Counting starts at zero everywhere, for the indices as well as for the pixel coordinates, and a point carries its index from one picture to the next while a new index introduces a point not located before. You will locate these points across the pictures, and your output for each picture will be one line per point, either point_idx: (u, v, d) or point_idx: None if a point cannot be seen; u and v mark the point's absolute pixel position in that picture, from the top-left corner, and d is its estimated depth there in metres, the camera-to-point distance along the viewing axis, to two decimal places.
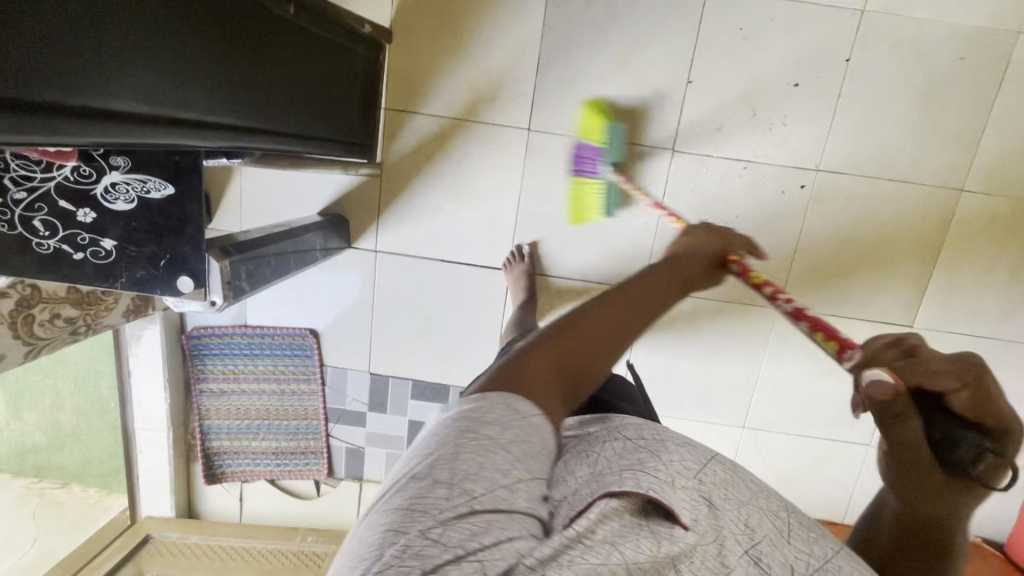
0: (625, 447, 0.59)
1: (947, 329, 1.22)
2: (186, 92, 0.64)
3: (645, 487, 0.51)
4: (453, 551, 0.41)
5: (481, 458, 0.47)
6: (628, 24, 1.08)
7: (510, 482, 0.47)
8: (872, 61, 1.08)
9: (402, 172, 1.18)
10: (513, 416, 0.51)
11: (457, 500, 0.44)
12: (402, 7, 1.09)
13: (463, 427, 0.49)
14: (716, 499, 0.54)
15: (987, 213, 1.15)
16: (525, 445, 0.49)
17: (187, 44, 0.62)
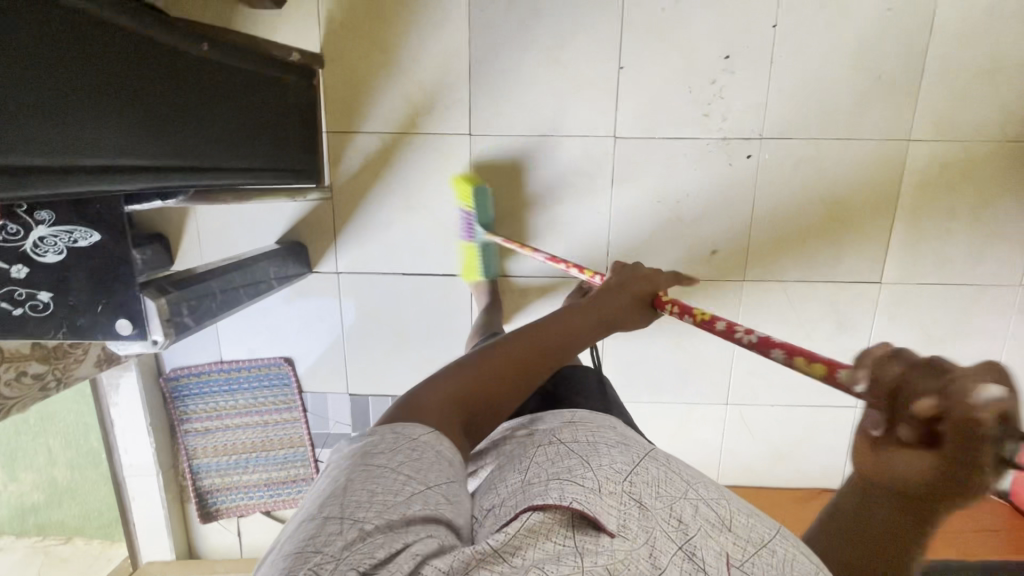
0: (561, 450, 0.55)
1: (917, 281, 1.21)
2: (93, 137, 0.66)
3: (567, 498, 0.47)
4: (347, 573, 0.39)
5: (375, 484, 0.46)
6: (552, 19, 1.09)
7: (406, 499, 0.46)
8: (798, 23, 1.08)
9: (353, 191, 1.19)
10: (420, 443, 0.50)
11: (350, 527, 0.43)
12: (329, 31, 1.10)
13: (357, 462, 0.48)
14: (651, 499, 0.49)
15: (939, 159, 1.14)
16: (420, 463, 0.49)
17: (83, 90, 0.64)
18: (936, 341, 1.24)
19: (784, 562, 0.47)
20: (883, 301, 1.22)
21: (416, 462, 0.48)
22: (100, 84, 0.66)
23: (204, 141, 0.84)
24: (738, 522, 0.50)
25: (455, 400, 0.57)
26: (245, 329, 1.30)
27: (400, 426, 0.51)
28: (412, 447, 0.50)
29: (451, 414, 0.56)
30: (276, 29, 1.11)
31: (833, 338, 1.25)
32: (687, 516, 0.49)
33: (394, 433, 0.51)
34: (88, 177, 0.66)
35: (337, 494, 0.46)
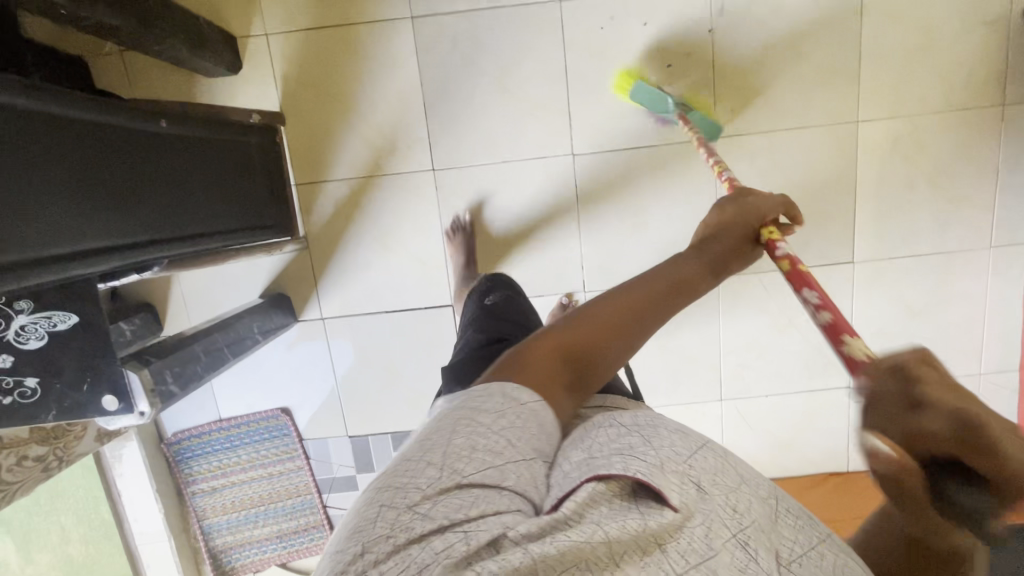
0: (620, 429, 0.56)
1: (888, 255, 1.22)
2: (64, 231, 0.68)
3: (633, 469, 0.48)
4: (439, 521, 0.43)
5: (473, 441, 0.49)
6: (497, 51, 1.13)
7: (502, 460, 0.49)
8: (733, 25, 1.12)
9: (328, 238, 1.22)
10: (525, 409, 0.53)
11: (446, 479, 0.46)
12: (286, 89, 1.15)
13: (463, 415, 0.51)
14: (711, 485, 0.50)
15: (889, 134, 1.17)
16: (518, 430, 0.51)
17: (47, 188, 0.66)
18: (917, 312, 1.25)
19: (831, 566, 0.48)
20: (860, 279, 1.24)
21: (514, 427, 0.51)
22: (66, 177, 0.69)
23: (175, 212, 0.87)
24: (782, 521, 0.51)
25: (556, 363, 0.57)
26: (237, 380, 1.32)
27: (509, 389, 0.54)
28: (518, 412, 0.52)
29: (561, 371, 0.57)
30: (235, 93, 1.15)
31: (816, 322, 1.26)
32: (743, 508, 0.50)
33: (502, 393, 0.53)
34: (55, 268, 0.67)
35: (438, 442, 0.49)
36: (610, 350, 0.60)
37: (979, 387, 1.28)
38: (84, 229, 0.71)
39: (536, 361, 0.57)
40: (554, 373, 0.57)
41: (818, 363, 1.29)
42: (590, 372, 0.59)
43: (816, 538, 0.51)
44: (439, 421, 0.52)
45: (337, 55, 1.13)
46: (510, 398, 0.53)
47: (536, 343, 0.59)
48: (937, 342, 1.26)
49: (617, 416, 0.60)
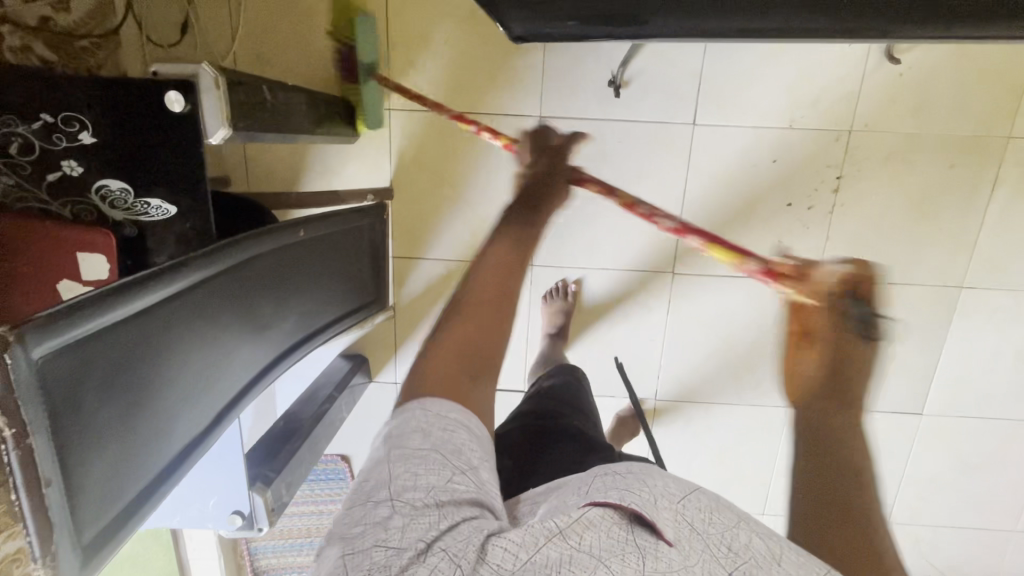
0: (615, 473, 0.53)
1: (956, 413, 1.25)
2: (228, 375, 0.67)
3: (628, 501, 0.47)
4: (414, 547, 0.44)
5: (413, 466, 0.50)
6: (620, 163, 1.11)
7: (445, 478, 0.49)
8: (863, 177, 1.10)
9: (415, 311, 1.23)
10: (451, 420, 0.55)
11: (407, 511, 0.47)
12: (399, 165, 1.13)
13: (393, 446, 0.53)
14: (706, 526, 0.47)
15: (991, 305, 1.16)
16: (446, 441, 0.53)
17: (220, 338, 0.64)
18: (971, 468, 1.28)
19: None
20: (924, 430, 1.26)
21: (447, 442, 0.52)
22: (230, 320, 0.67)
23: (295, 318, 0.86)
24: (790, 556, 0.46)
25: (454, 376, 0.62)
26: (281, 400, 1.28)
27: (427, 403, 0.57)
28: (443, 424, 0.55)
29: (455, 384, 0.61)
30: (348, 160, 1.13)
31: None
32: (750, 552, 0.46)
33: (439, 415, 0.55)
34: (225, 416, 0.66)
35: (381, 480, 0.50)
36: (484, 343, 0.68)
37: (1014, 543, 1.33)
38: (238, 367, 0.70)
39: (429, 386, 0.60)
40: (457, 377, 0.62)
41: None
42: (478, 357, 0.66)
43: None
44: (374, 461, 0.52)
45: (458, 139, 1.11)
46: (431, 410, 0.56)
47: (420, 370, 0.63)
48: (981, 498, 1.30)
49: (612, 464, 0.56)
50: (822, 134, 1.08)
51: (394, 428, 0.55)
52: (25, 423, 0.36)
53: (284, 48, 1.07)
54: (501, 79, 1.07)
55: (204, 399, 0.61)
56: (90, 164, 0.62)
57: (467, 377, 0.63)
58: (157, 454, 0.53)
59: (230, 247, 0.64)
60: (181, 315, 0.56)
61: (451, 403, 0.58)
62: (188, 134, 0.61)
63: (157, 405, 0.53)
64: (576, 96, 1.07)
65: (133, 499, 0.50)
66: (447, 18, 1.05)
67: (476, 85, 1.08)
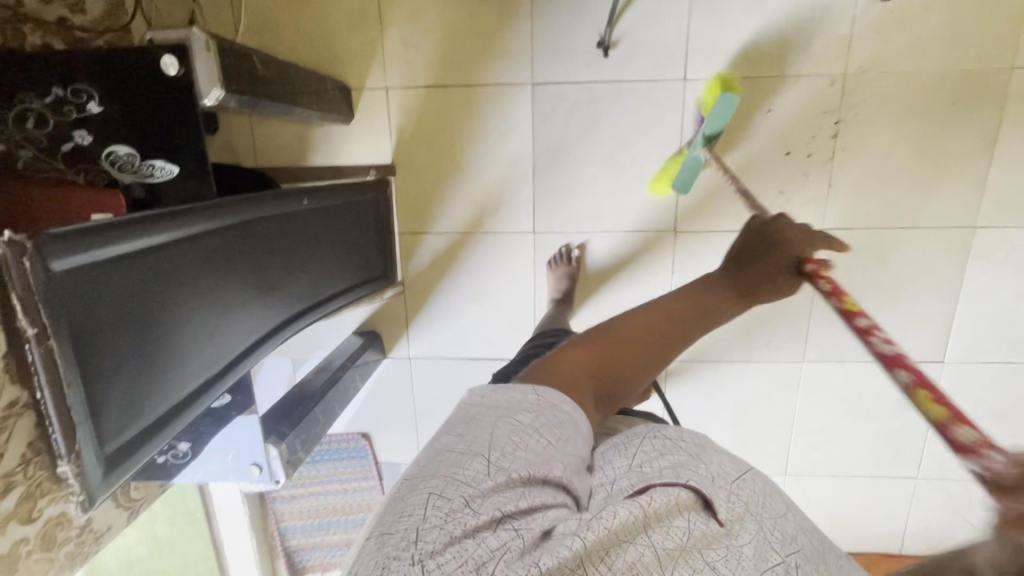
0: (671, 447, 0.51)
1: (979, 359, 1.21)
2: (242, 324, 0.72)
3: (685, 478, 0.45)
4: (490, 515, 0.39)
5: (516, 436, 0.45)
6: (614, 124, 1.12)
7: (543, 462, 0.44)
8: (861, 120, 1.09)
9: (424, 285, 1.26)
10: (559, 411, 0.48)
11: (499, 477, 0.42)
12: (399, 142, 1.17)
13: (503, 412, 0.47)
14: (756, 507, 0.46)
15: (1007, 243, 1.13)
16: (557, 429, 0.47)
17: (233, 292, 0.69)
18: (1000, 416, 1.24)
19: None
20: (946, 378, 1.23)
21: (555, 427, 0.47)
22: (242, 276, 0.71)
23: (304, 284, 0.90)
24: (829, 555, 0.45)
25: (578, 376, 0.53)
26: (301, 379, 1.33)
27: (544, 391, 0.50)
28: (553, 414, 0.48)
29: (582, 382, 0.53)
30: (350, 141, 1.17)
31: (893, 414, 1.27)
32: (793, 537, 0.44)
33: (535, 394, 0.49)
34: (237, 366, 0.71)
35: (482, 438, 0.45)
36: (642, 358, 0.56)
37: None
38: (251, 321, 0.75)
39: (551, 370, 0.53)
40: (585, 380, 0.53)
41: (888, 451, 1.30)
42: (622, 382, 0.55)
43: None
44: (479, 413, 0.48)
45: (454, 113, 1.14)
46: (543, 399, 0.49)
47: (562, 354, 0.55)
48: None
49: (661, 427, 0.55)
50: (817, 81, 1.07)
51: (518, 392, 0.50)
52: (47, 325, 0.41)
53: (282, 36, 1.12)
54: (491, 50, 1.10)
55: (216, 346, 0.66)
56: (97, 132, 0.67)
57: (599, 387, 0.54)
58: (172, 387, 0.58)
59: (237, 203, 0.68)
60: (194, 262, 0.61)
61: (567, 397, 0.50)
62: (179, 94, 0.66)
63: (172, 341, 0.57)
64: (566, 61, 1.09)
65: (151, 424, 0.55)
66: None
67: (466, 58, 1.11)
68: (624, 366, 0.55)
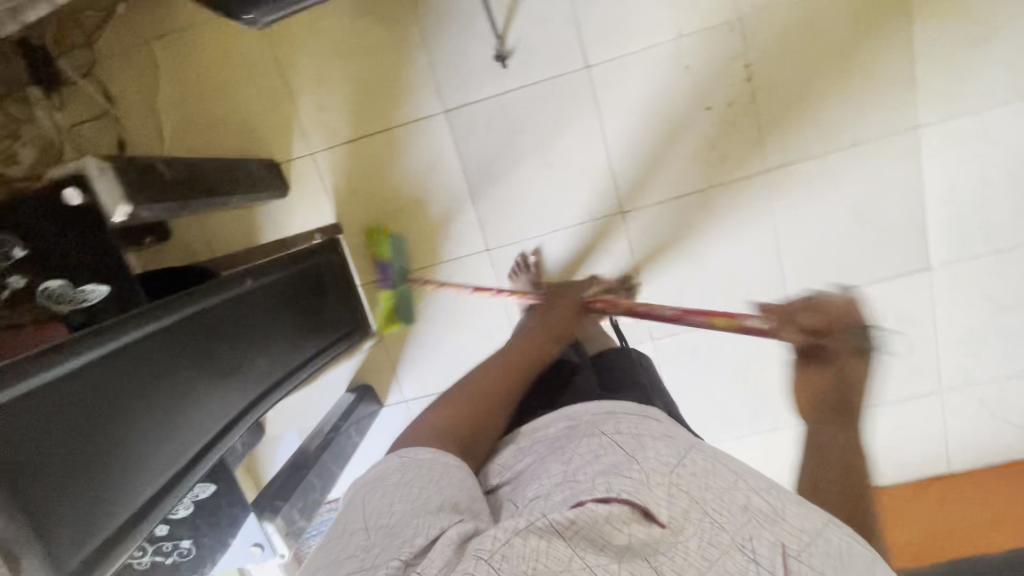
0: (605, 446, 0.50)
1: (967, 256, 1.17)
2: (202, 417, 0.77)
3: (616, 490, 0.43)
4: (394, 564, 0.41)
5: (390, 496, 0.50)
6: (533, 127, 1.14)
7: (422, 505, 0.47)
8: (770, 56, 1.08)
9: (399, 327, 1.28)
10: (425, 461, 0.54)
11: (385, 536, 0.45)
12: (338, 200, 1.21)
13: (372, 485, 0.53)
14: (703, 490, 0.45)
15: (957, 134, 1.10)
16: (430, 472, 0.52)
17: (184, 388, 0.74)
18: (1007, 308, 1.19)
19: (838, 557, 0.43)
20: (940, 284, 1.19)
21: (432, 473, 0.52)
22: (192, 370, 0.77)
23: (271, 358, 0.95)
24: (790, 510, 0.45)
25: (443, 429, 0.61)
26: None
27: (405, 452, 0.55)
28: (418, 465, 0.53)
29: (446, 438, 0.60)
30: (293, 211, 1.21)
31: (896, 333, 1.23)
32: (741, 508, 0.45)
33: (405, 461, 0.54)
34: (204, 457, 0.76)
35: (362, 515, 0.49)
36: (493, 410, 0.68)
37: None
38: (214, 410, 0.80)
39: (422, 433, 0.60)
40: (451, 436, 0.60)
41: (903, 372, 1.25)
42: (479, 437, 0.64)
43: (822, 521, 0.45)
44: (359, 495, 0.52)
45: (381, 159, 1.18)
46: (406, 458, 0.55)
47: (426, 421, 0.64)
48: None
49: (601, 422, 0.55)
50: (716, 33, 1.08)
51: (384, 465, 0.55)
52: None
53: (205, 132, 1.17)
54: (397, 91, 1.13)
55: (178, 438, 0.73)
56: (31, 273, 0.71)
57: (463, 439, 0.61)
58: (132, 492, 0.65)
59: (160, 305, 0.74)
60: (126, 373, 0.67)
61: (429, 448, 0.56)
62: (93, 218, 0.72)
63: (122, 451, 0.64)
64: (470, 81, 1.12)
65: (105, 532, 0.61)
66: (333, 55, 1.12)
67: (377, 105, 1.14)
68: (475, 424, 0.64)
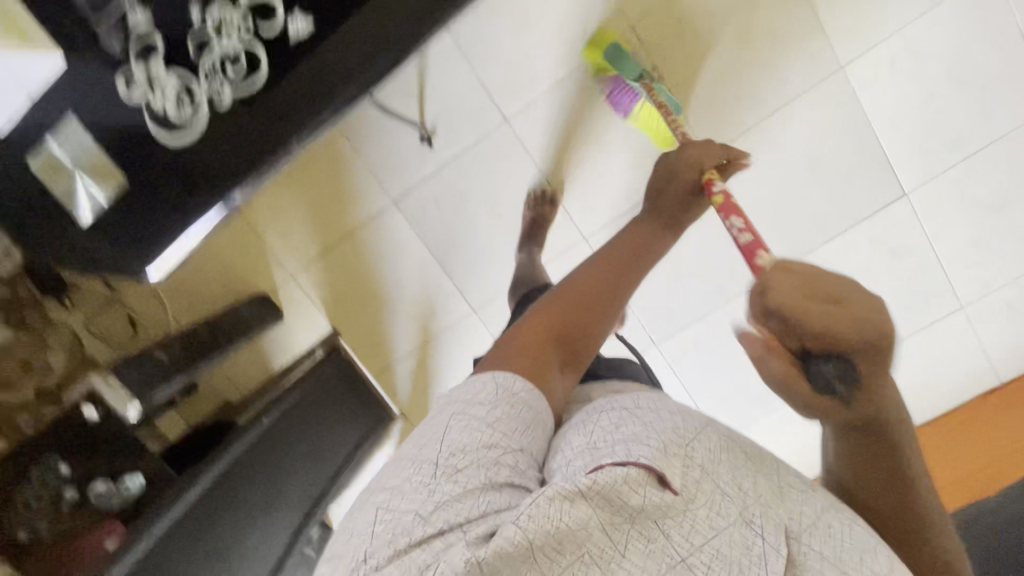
0: (623, 416, 0.50)
1: (939, 171, 1.13)
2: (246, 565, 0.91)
3: (636, 455, 0.43)
4: (438, 525, 0.41)
5: (463, 434, 0.47)
6: (476, 190, 1.20)
7: (494, 462, 0.45)
8: (672, 52, 1.10)
9: (419, 401, 1.37)
10: (518, 399, 0.50)
11: (443, 482, 0.44)
12: (329, 307, 1.30)
13: (457, 409, 0.49)
14: (713, 465, 0.46)
15: (885, 60, 1.07)
16: (513, 419, 0.48)
17: (231, 542, 0.87)
18: (1001, 207, 1.13)
19: (840, 539, 0.45)
20: (920, 205, 1.16)
21: (510, 419, 0.48)
22: (237, 522, 0.89)
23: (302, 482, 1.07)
24: (793, 492, 0.48)
25: (543, 342, 0.55)
26: None
27: (499, 378, 0.51)
28: (511, 402, 0.49)
29: (541, 357, 0.54)
30: (292, 330, 1.31)
31: (891, 266, 1.20)
32: (746, 486, 0.46)
33: (494, 385, 0.51)
34: None
35: (437, 441, 0.47)
36: (597, 316, 0.58)
37: None
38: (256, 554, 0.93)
39: (515, 354, 0.54)
40: (551, 352, 0.55)
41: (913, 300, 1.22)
42: (579, 351, 0.57)
43: (827, 501, 0.49)
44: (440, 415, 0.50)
45: (353, 262, 1.26)
46: (501, 388, 0.50)
47: (518, 331, 0.57)
48: None
49: (617, 400, 0.54)
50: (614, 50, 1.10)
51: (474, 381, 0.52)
52: None
53: None
54: (347, 199, 1.21)
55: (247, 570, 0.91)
56: (76, 483, 0.83)
57: (563, 350, 0.56)
58: None
59: (188, 485, 0.82)
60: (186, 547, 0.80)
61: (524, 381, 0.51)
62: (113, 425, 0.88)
63: None
64: (406, 169, 1.19)
65: None
66: (281, 187, 1.21)
67: (333, 216, 1.23)
68: (578, 336, 0.57)
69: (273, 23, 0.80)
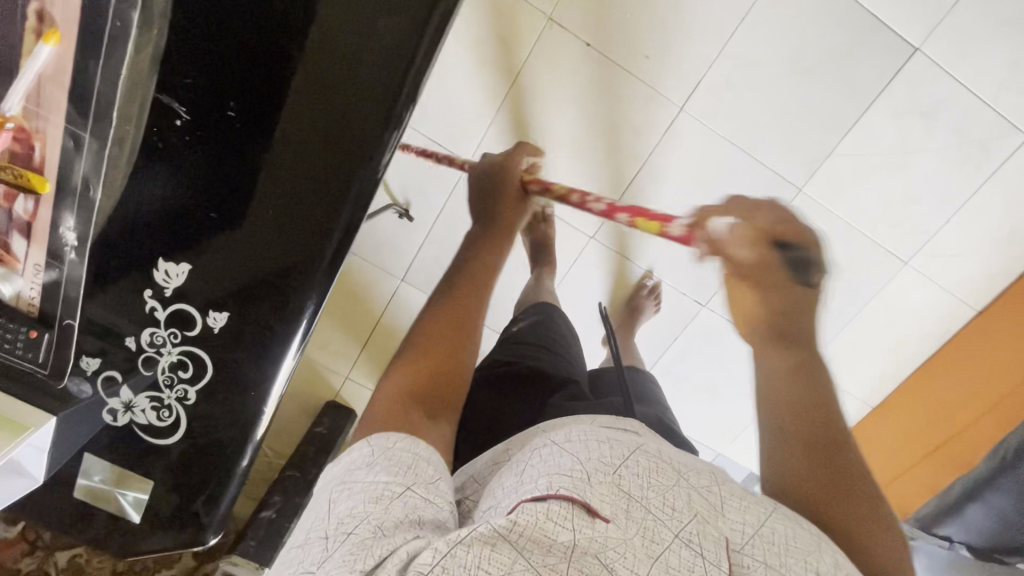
0: (554, 450, 0.53)
1: (947, 9, 0.97)
2: None
3: (557, 487, 0.45)
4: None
5: (353, 500, 0.45)
6: (466, 239, 1.19)
7: (390, 503, 0.44)
8: (600, 23, 1.00)
9: None
10: (397, 450, 0.50)
11: (345, 538, 0.42)
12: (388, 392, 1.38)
13: (339, 482, 0.48)
14: (640, 490, 0.49)
15: None
16: (402, 465, 0.48)
17: None
18: None
19: (780, 540, 0.51)
20: (942, 53, 1.00)
21: (403, 463, 0.48)
22: None
23: None
24: (728, 505, 0.53)
25: (405, 397, 0.57)
26: None
27: (373, 442, 0.51)
28: (389, 455, 0.49)
29: (409, 403, 0.57)
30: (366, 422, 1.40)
31: (932, 130, 1.05)
32: (681, 506, 0.49)
33: (372, 452, 0.50)
34: None
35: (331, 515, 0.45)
36: (456, 351, 0.64)
37: None
38: None
39: (383, 413, 0.56)
40: (409, 402, 0.57)
41: (971, 155, 1.07)
42: (445, 384, 0.60)
43: (764, 513, 0.54)
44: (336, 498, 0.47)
45: (392, 347, 1.32)
46: (376, 448, 0.50)
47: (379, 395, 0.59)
48: None
49: (552, 434, 0.57)
50: (543, 49, 1.02)
51: (360, 451, 0.51)
52: None
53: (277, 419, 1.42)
54: (358, 296, 1.26)
55: None
56: None
57: (428, 391, 0.59)
58: None
59: None
60: None
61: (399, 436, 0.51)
62: None
63: None
64: (396, 248, 1.21)
65: None
66: None
67: (355, 315, 1.28)
68: (442, 366, 0.61)
69: (193, 326, 0.71)
